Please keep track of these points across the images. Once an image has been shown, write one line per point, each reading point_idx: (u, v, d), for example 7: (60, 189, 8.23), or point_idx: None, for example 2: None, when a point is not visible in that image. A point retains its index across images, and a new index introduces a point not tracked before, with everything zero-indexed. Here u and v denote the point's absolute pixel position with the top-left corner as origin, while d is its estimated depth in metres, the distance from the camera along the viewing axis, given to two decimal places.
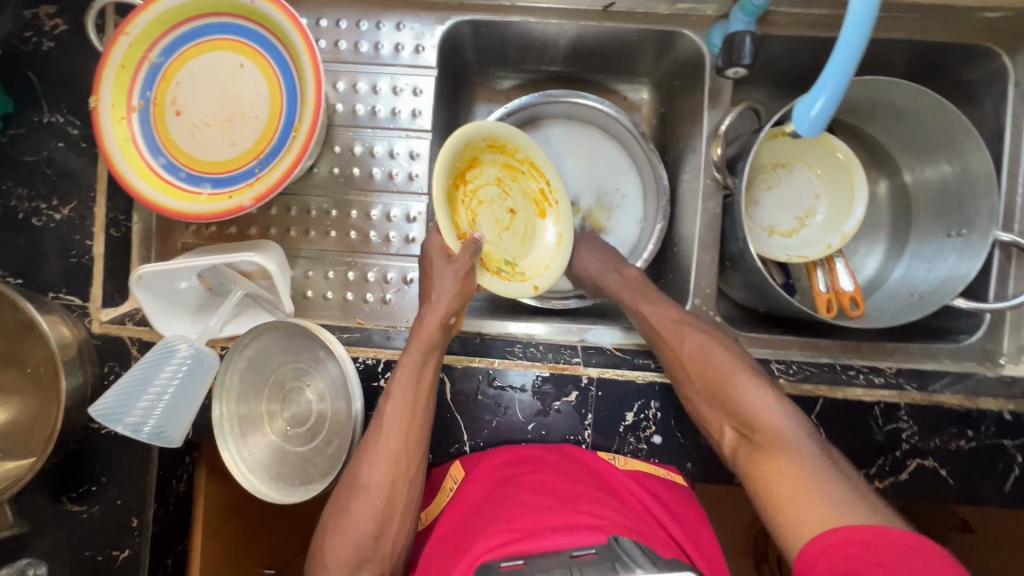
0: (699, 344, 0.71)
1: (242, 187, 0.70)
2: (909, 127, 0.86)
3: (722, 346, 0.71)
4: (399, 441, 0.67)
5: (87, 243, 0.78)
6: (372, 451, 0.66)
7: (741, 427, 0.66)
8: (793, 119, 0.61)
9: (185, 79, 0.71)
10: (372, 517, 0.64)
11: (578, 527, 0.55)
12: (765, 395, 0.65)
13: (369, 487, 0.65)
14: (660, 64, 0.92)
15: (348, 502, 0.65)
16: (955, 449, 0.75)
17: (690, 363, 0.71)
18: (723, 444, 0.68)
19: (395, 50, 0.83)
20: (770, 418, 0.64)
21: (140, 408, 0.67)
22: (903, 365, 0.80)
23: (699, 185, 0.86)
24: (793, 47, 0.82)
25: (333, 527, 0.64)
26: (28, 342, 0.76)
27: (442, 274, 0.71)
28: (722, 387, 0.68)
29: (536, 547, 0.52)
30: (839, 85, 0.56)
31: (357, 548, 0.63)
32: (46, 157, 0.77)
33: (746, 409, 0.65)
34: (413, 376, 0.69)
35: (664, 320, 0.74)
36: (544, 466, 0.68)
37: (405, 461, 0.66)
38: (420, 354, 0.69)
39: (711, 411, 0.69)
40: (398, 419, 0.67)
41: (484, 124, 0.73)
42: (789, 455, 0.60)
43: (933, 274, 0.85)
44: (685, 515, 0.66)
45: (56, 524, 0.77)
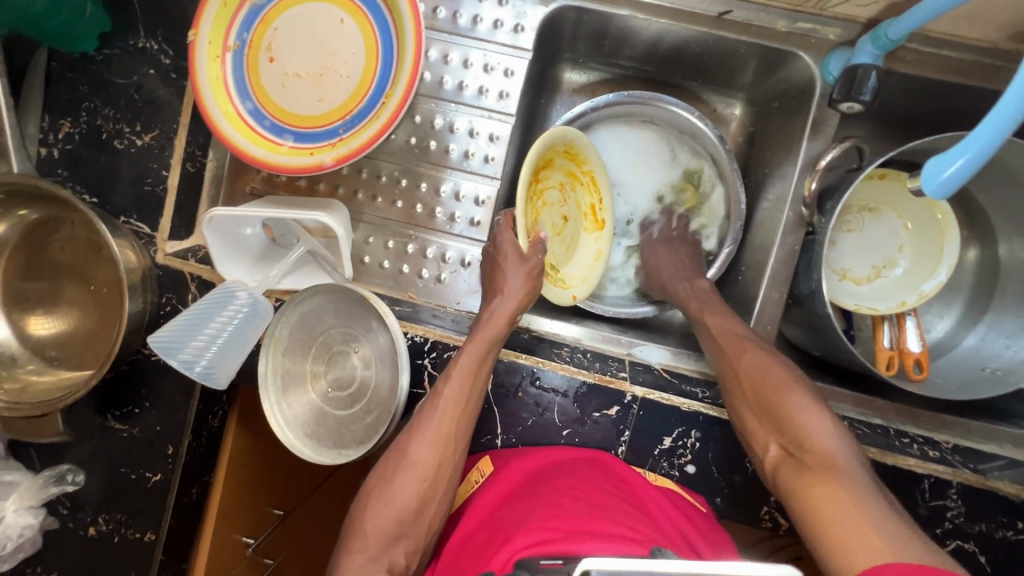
0: (757, 359, 0.70)
1: (325, 146, 0.69)
2: (1018, 194, 0.80)
3: (780, 363, 0.69)
4: (450, 424, 0.68)
5: (163, 174, 0.78)
6: (424, 428, 0.68)
7: (790, 446, 0.63)
8: (929, 175, 0.53)
9: (283, 27, 0.70)
10: (415, 493, 0.66)
11: (615, 537, 0.54)
12: (821, 418, 0.63)
13: (417, 463, 0.66)
14: (762, 83, 0.87)
15: (394, 474, 0.67)
16: (1000, 538, 0.72)
17: (742, 377, 0.70)
18: (765, 459, 0.66)
19: (494, 25, 0.80)
20: (823, 443, 0.61)
21: (194, 346, 0.68)
22: (960, 442, 0.77)
23: (782, 218, 0.82)
24: (913, 88, 0.77)
25: (376, 496, 0.66)
26: (96, 260, 0.78)
27: (511, 270, 0.71)
28: (773, 402, 0.66)
29: (574, 548, 0.52)
30: (993, 141, 0.49)
31: (397, 522, 0.64)
32: (136, 82, 0.77)
33: (797, 430, 0.63)
34: (474, 363, 0.69)
35: (726, 334, 0.74)
36: (579, 472, 0.67)
37: (453, 445, 0.68)
38: (483, 343, 0.70)
39: (759, 424, 0.67)
40: (453, 402, 0.68)
41: (571, 131, 0.73)
42: (837, 481, 0.57)
43: (1011, 351, 0.80)
44: (717, 541, 0.64)
45: (98, 437, 0.80)
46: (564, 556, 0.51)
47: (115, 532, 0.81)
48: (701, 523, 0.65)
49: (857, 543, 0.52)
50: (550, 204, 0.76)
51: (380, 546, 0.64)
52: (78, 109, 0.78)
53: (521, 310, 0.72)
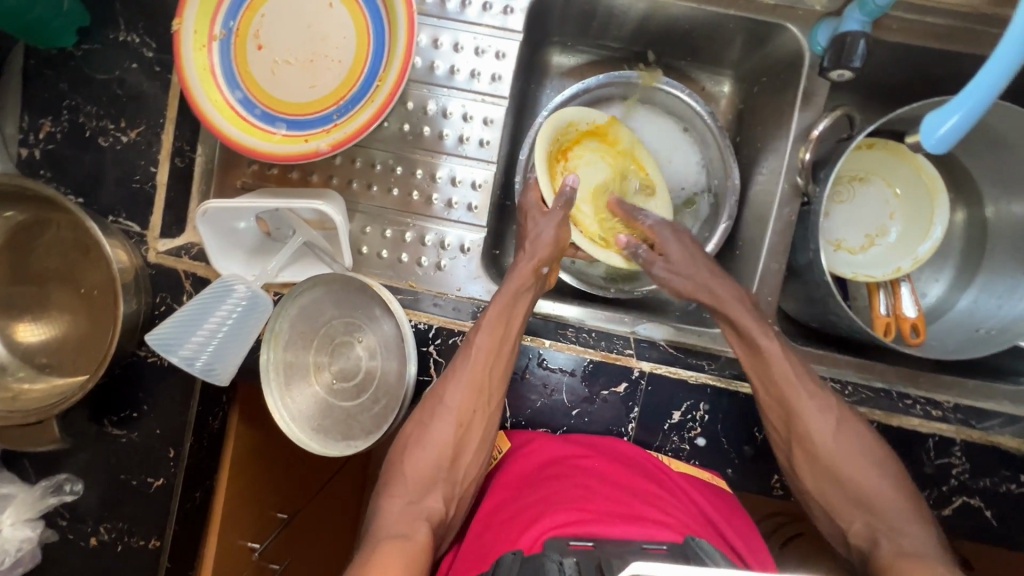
0: (848, 435, 0.67)
1: (319, 132, 0.68)
2: (1003, 157, 0.82)
3: (870, 438, 0.67)
4: (483, 371, 0.68)
5: (151, 171, 0.76)
6: (457, 376, 0.68)
7: (883, 527, 0.63)
8: (922, 131, 0.54)
9: (270, 13, 0.69)
10: (451, 438, 0.67)
11: (646, 520, 0.55)
12: (882, 479, 0.65)
13: (451, 409, 0.68)
14: (749, 58, 0.88)
15: (430, 421, 0.68)
16: (1004, 491, 0.74)
17: (813, 442, 0.67)
18: (850, 535, 0.65)
19: (483, 8, 0.80)
20: (916, 535, 0.61)
21: (194, 342, 0.67)
22: (961, 401, 0.78)
23: (777, 189, 0.83)
24: (897, 56, 0.78)
25: (413, 443, 0.68)
26: (85, 263, 0.75)
27: (542, 224, 0.75)
28: (865, 488, 0.65)
29: (604, 532, 0.52)
30: (982, 100, 0.50)
31: (433, 466, 0.66)
32: (118, 77, 0.75)
33: (891, 513, 0.63)
34: (504, 309, 0.70)
35: (771, 383, 0.70)
36: (615, 451, 0.67)
37: (486, 394, 0.69)
38: (512, 293, 0.71)
39: (842, 503, 0.66)
40: (485, 352, 0.68)
41: (584, 111, 0.81)
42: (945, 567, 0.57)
43: (1004, 311, 0.82)
44: (737, 519, 0.65)
45: (95, 444, 0.78)
46: (595, 539, 0.51)
47: (117, 541, 0.79)
48: (720, 502, 0.66)
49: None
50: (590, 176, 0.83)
51: (417, 492, 0.65)
52: (59, 108, 0.75)
53: (546, 262, 0.75)
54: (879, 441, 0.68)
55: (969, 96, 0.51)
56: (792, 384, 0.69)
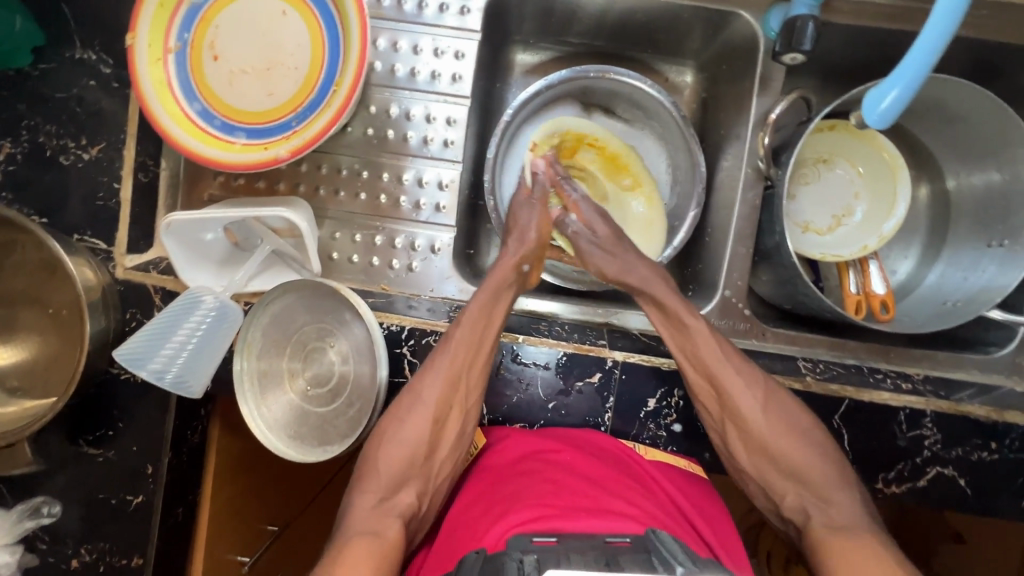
0: (786, 421, 0.69)
1: (279, 140, 0.68)
2: (960, 131, 0.84)
3: (808, 423, 0.69)
4: (462, 365, 0.69)
5: (114, 187, 0.76)
6: (434, 370, 0.68)
7: (820, 510, 0.65)
8: (864, 108, 0.58)
9: (224, 23, 0.69)
10: (426, 432, 0.67)
11: (611, 513, 0.56)
12: (818, 458, 0.67)
13: (428, 403, 0.68)
14: (708, 47, 0.89)
15: (406, 416, 0.67)
16: (977, 460, 0.75)
17: (744, 424, 0.69)
18: (791, 518, 0.67)
19: (440, 9, 0.80)
20: (850, 515, 0.64)
21: (162, 355, 0.66)
22: (931, 373, 0.80)
23: (740, 174, 0.84)
24: (850, 38, 0.79)
25: (387, 437, 0.67)
26: (53, 282, 0.75)
27: (526, 219, 0.77)
28: (804, 473, 0.67)
29: (569, 527, 0.53)
30: (916, 75, 0.53)
31: (407, 462, 0.66)
32: (76, 94, 0.75)
33: (829, 496, 0.65)
34: (485, 304, 0.71)
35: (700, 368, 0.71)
36: (588, 444, 0.69)
37: (464, 388, 0.69)
38: (492, 288, 0.73)
39: (782, 486, 0.68)
40: (464, 346, 0.69)
41: (591, 121, 0.93)
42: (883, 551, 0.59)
43: (969, 283, 0.83)
44: (709, 506, 0.67)
45: (71, 465, 0.77)
46: (558, 534, 0.52)
47: (99, 562, 0.78)
48: (693, 492, 0.68)
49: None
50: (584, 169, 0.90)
51: (389, 488, 0.65)
52: (17, 129, 0.75)
53: (526, 259, 0.76)
54: (817, 426, 0.70)
55: (900, 75, 0.55)
56: (728, 374, 0.70)
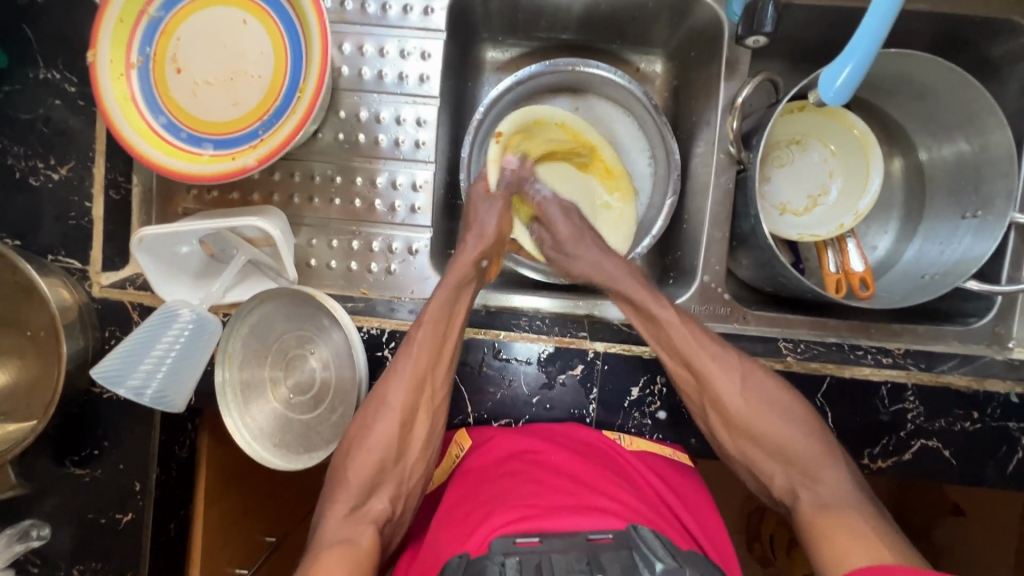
0: (752, 392, 0.69)
1: (246, 149, 0.68)
2: (928, 105, 0.84)
3: (774, 390, 0.70)
4: (425, 367, 0.69)
5: (86, 205, 0.76)
6: (398, 373, 0.69)
7: (801, 479, 0.66)
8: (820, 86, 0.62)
9: (185, 35, 0.69)
10: (395, 435, 0.67)
11: (593, 509, 0.57)
12: (807, 438, 0.67)
13: (395, 407, 0.68)
14: (676, 34, 0.90)
15: (372, 422, 0.67)
16: (961, 430, 0.75)
17: (728, 412, 0.70)
18: (773, 489, 0.68)
19: (403, 11, 0.80)
20: (831, 477, 0.65)
21: (142, 371, 0.66)
22: (912, 347, 0.81)
23: (713, 160, 0.85)
24: (813, 18, 0.80)
25: (355, 446, 0.66)
26: (28, 304, 0.74)
27: (485, 215, 0.77)
28: (776, 441, 0.68)
29: (552, 525, 0.54)
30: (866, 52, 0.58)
31: (378, 466, 0.66)
32: (43, 115, 0.75)
33: (806, 462, 0.66)
34: (446, 303, 0.71)
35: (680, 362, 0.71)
36: (570, 441, 0.69)
37: (429, 388, 0.69)
38: (453, 285, 0.72)
39: (760, 457, 0.69)
40: (427, 346, 0.69)
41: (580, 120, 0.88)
42: (855, 511, 0.61)
43: (946, 256, 0.83)
44: (690, 495, 0.69)
45: (59, 486, 0.77)
46: (540, 534, 0.53)
47: None
48: (677, 483, 0.69)
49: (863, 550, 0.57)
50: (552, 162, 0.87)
51: (359, 495, 0.65)
52: None
53: (486, 254, 0.76)
54: (773, 381, 0.71)
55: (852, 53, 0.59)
56: (695, 350, 0.70)
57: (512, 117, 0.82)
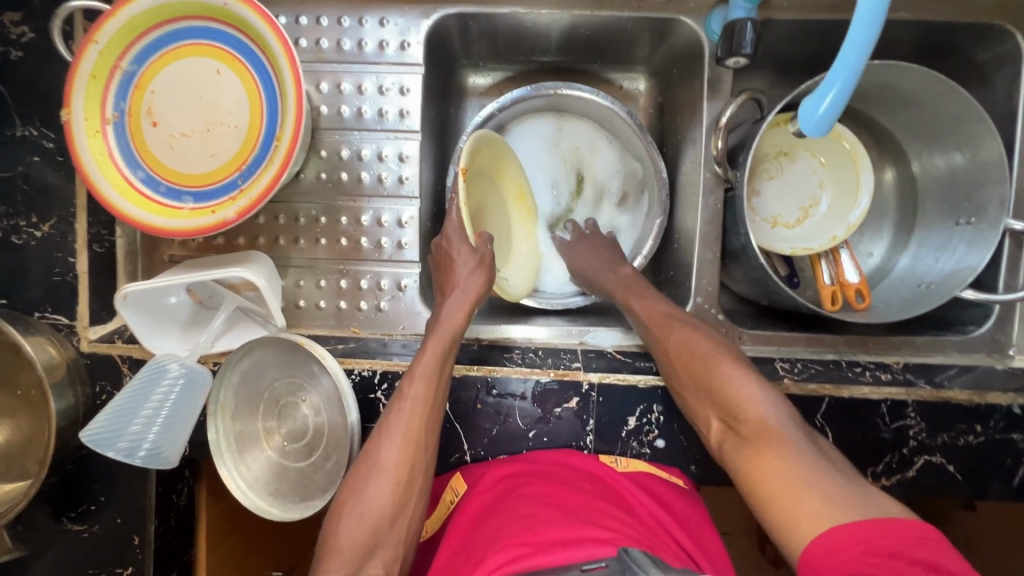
0: (685, 334, 0.71)
1: (225, 200, 0.68)
2: (916, 113, 0.83)
3: (708, 336, 0.71)
4: (419, 425, 0.67)
5: (70, 261, 0.75)
6: (392, 433, 0.66)
7: (728, 419, 0.64)
8: (807, 114, 0.60)
9: (159, 88, 0.69)
10: (389, 496, 0.64)
11: (587, 539, 0.56)
12: (750, 384, 0.64)
13: (388, 467, 0.65)
14: (657, 52, 0.88)
15: (365, 485, 0.64)
16: (964, 444, 0.74)
17: (677, 358, 0.70)
18: (710, 436, 0.67)
19: (379, 46, 0.80)
20: (756, 410, 0.62)
21: (136, 427, 0.65)
22: (910, 360, 0.80)
23: (700, 179, 0.84)
24: (794, 32, 0.79)
25: (347, 510, 0.64)
26: (18, 363, 0.73)
27: (465, 263, 0.72)
28: (704, 379, 0.67)
29: (547, 561, 0.53)
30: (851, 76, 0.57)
31: (371, 531, 0.63)
32: (22, 172, 0.74)
33: (727, 398, 0.64)
34: (437, 358, 0.69)
35: (653, 314, 0.75)
36: (560, 477, 0.68)
37: (423, 446, 0.67)
38: (444, 338, 0.70)
39: (697, 400, 0.68)
40: (420, 403, 0.68)
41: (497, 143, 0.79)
42: (774, 447, 0.58)
43: (941, 265, 0.82)
44: (689, 516, 0.68)
45: (58, 542, 0.76)
46: (537, 573, 0.52)
47: None
48: (679, 508, 0.68)
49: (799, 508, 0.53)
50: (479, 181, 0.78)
51: (355, 562, 0.61)
52: None
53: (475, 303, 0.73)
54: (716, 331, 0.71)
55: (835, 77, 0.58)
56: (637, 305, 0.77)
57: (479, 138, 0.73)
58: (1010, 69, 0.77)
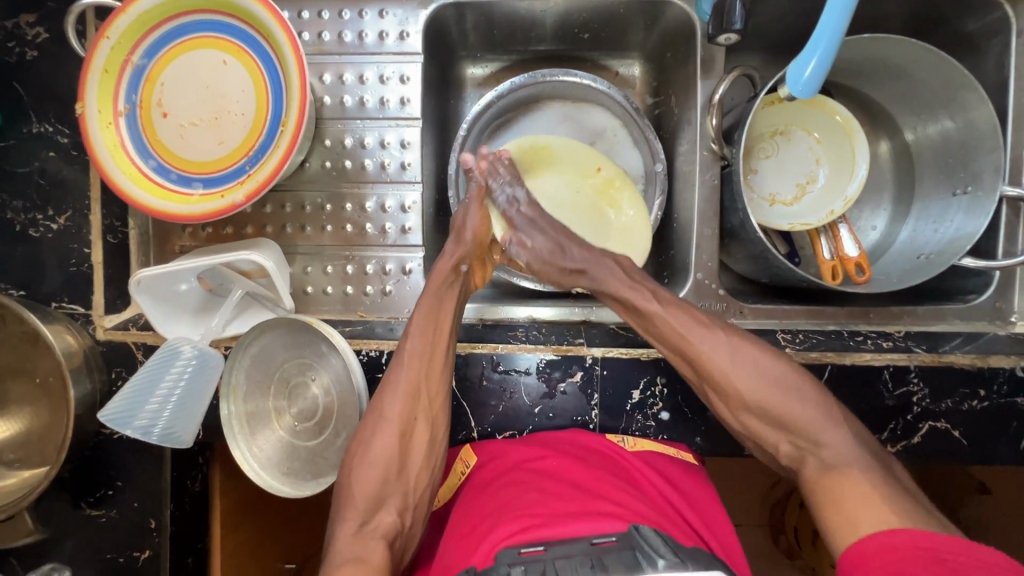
0: (747, 363, 0.65)
1: (234, 185, 0.70)
2: (909, 86, 0.84)
3: (773, 360, 0.65)
4: (418, 377, 0.69)
5: (85, 251, 0.78)
6: (393, 386, 0.68)
7: (806, 445, 0.62)
8: (790, 81, 0.64)
9: (169, 80, 0.71)
10: (395, 447, 0.66)
11: (596, 514, 0.56)
12: (825, 414, 0.62)
13: (391, 420, 0.67)
14: (650, 37, 0.90)
15: (372, 437, 0.66)
16: (968, 409, 0.74)
17: (735, 388, 0.65)
18: (780, 457, 0.64)
19: (379, 37, 0.82)
20: (834, 438, 0.61)
21: (148, 411, 0.67)
22: (912, 328, 0.80)
23: (696, 158, 0.85)
24: (783, 10, 0.81)
25: (357, 460, 0.66)
26: (36, 352, 0.75)
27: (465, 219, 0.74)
28: (779, 414, 0.63)
29: (554, 534, 0.53)
30: (832, 41, 0.61)
31: (381, 479, 0.65)
32: (38, 167, 0.77)
33: (806, 428, 0.62)
34: (430, 313, 0.71)
35: (695, 331, 0.67)
36: (569, 450, 0.70)
37: (426, 397, 0.69)
38: (436, 292, 0.72)
39: (763, 430, 0.65)
40: (416, 356, 0.69)
41: (570, 147, 0.84)
42: (862, 475, 0.58)
43: (940, 235, 0.82)
44: (695, 494, 0.69)
45: (76, 528, 0.78)
46: (546, 543, 0.52)
47: None
48: (684, 483, 0.69)
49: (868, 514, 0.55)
50: (555, 177, 0.85)
51: (369, 508, 0.64)
52: None
53: (464, 259, 0.73)
54: (772, 354, 0.66)
55: (817, 44, 0.62)
56: (683, 332, 0.67)
57: (544, 138, 0.84)
58: (999, 39, 0.78)
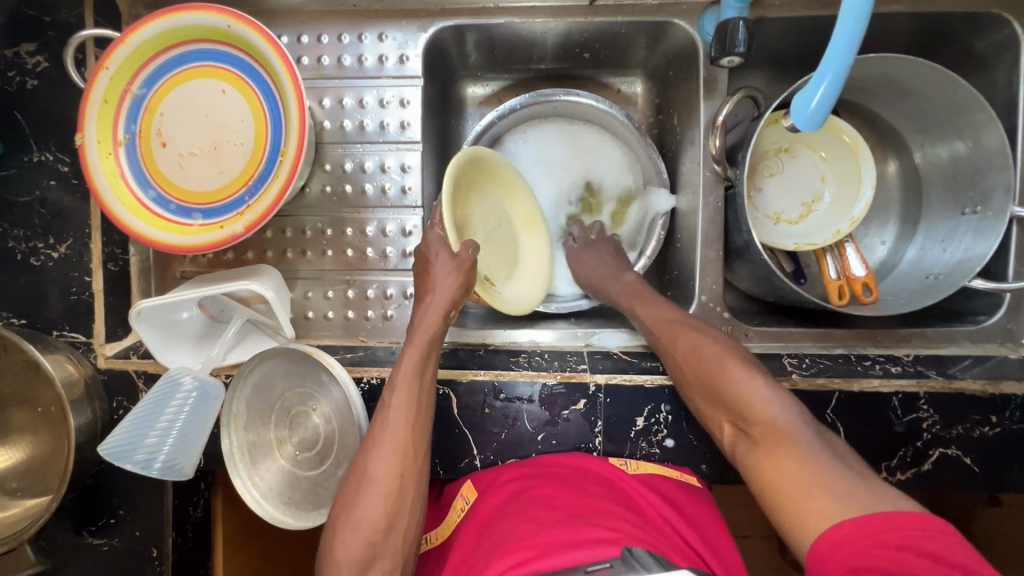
0: (688, 341, 0.69)
1: (233, 216, 0.70)
2: (916, 104, 0.82)
3: (716, 340, 0.68)
4: (405, 433, 0.67)
5: (87, 280, 0.78)
6: (378, 442, 0.66)
7: (738, 422, 0.62)
8: (799, 107, 0.63)
9: (168, 110, 0.71)
10: (382, 508, 0.64)
11: (591, 541, 0.55)
12: (759, 386, 0.62)
13: (378, 478, 0.65)
14: (652, 55, 0.89)
15: (358, 496, 0.64)
16: (979, 435, 0.73)
17: (681, 364, 0.69)
18: (724, 438, 0.64)
19: (379, 60, 0.82)
20: (766, 410, 0.60)
21: (148, 444, 0.65)
22: (921, 352, 0.79)
23: (699, 178, 0.84)
24: (787, 29, 0.80)
25: (343, 522, 0.64)
26: (37, 382, 0.75)
27: (444, 270, 0.72)
28: (714, 387, 0.65)
29: (548, 565, 0.52)
30: (844, 65, 0.59)
31: (369, 541, 0.63)
32: (39, 196, 0.76)
33: (737, 402, 0.62)
34: (416, 366, 0.69)
35: (655, 317, 0.74)
36: (562, 477, 0.69)
37: (414, 454, 0.67)
38: (422, 343, 0.70)
39: (709, 408, 0.66)
40: (403, 411, 0.67)
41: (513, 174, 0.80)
42: (789, 449, 0.56)
43: (949, 255, 0.81)
44: (699, 517, 0.67)
45: (78, 556, 0.78)
46: None
47: None
48: (688, 509, 0.68)
49: (809, 503, 0.52)
50: (486, 194, 0.78)
51: (356, 570, 0.62)
52: None
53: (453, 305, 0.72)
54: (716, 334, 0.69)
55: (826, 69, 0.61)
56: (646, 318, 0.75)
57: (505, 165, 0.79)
58: (1008, 57, 0.77)
